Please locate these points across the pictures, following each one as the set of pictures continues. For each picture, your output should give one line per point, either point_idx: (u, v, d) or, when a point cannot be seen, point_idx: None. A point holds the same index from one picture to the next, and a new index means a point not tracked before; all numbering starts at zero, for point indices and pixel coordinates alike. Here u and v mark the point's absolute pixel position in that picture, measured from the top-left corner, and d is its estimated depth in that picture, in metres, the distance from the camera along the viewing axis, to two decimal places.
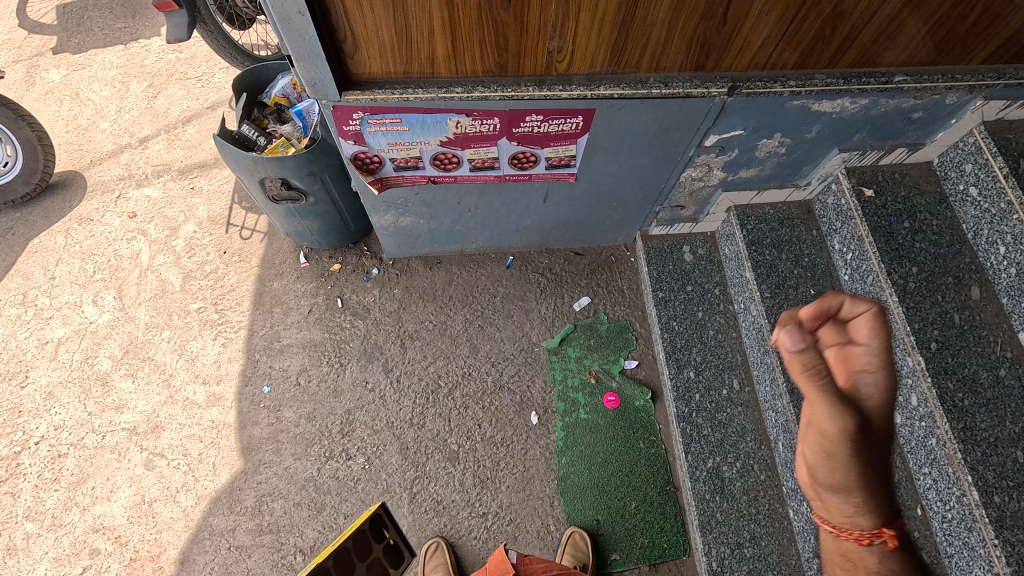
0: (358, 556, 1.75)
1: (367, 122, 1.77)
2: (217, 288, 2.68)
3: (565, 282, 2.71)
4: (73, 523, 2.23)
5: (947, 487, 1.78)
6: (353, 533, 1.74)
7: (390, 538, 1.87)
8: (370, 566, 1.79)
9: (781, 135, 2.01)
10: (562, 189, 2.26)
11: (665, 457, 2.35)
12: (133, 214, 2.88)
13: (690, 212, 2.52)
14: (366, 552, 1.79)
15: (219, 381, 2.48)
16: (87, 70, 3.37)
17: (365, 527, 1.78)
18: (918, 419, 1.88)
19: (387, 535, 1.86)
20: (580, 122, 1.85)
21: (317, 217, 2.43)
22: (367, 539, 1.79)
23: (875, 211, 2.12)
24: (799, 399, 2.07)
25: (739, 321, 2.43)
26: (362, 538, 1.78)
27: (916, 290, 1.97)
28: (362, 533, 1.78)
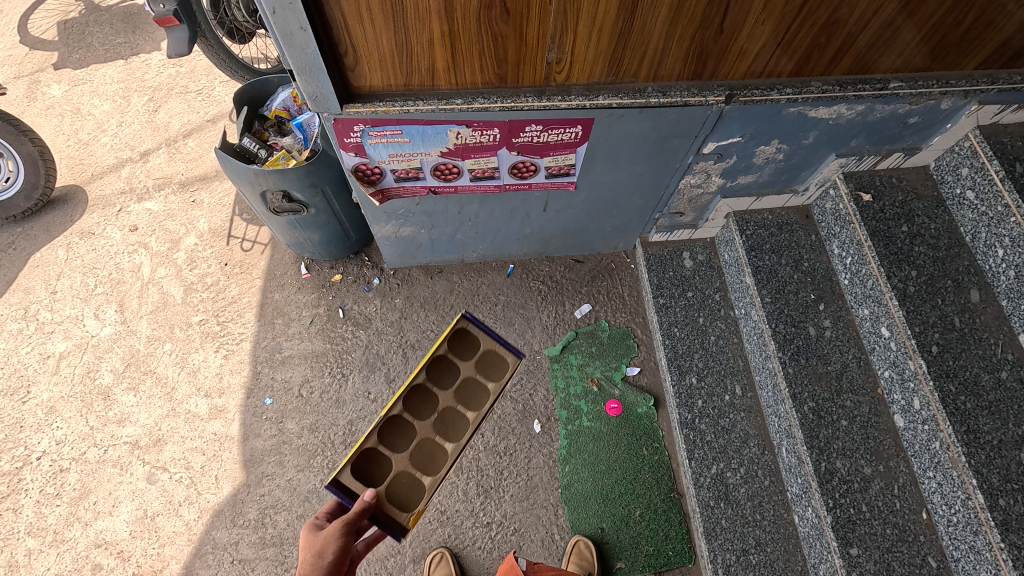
0: (436, 386, 1.70)
1: (367, 135, 1.78)
2: (218, 300, 2.69)
3: (566, 290, 2.72)
4: (75, 538, 2.22)
5: (952, 490, 1.78)
6: (431, 360, 1.68)
7: (477, 351, 1.72)
8: (456, 391, 1.71)
9: (778, 142, 2.03)
10: (561, 197, 2.27)
11: (668, 463, 2.34)
12: (134, 227, 2.89)
13: (689, 219, 2.53)
14: (448, 379, 1.71)
15: (221, 393, 2.48)
16: (87, 84, 3.40)
17: (443, 350, 1.68)
18: (921, 423, 1.89)
19: (474, 338, 1.72)
20: (579, 131, 1.86)
21: (318, 228, 2.44)
22: (446, 371, 1.72)
23: (873, 215, 2.14)
24: (802, 404, 2.07)
25: (740, 327, 2.43)
26: (440, 373, 1.71)
27: (916, 293, 1.98)
28: (442, 359, 1.70)
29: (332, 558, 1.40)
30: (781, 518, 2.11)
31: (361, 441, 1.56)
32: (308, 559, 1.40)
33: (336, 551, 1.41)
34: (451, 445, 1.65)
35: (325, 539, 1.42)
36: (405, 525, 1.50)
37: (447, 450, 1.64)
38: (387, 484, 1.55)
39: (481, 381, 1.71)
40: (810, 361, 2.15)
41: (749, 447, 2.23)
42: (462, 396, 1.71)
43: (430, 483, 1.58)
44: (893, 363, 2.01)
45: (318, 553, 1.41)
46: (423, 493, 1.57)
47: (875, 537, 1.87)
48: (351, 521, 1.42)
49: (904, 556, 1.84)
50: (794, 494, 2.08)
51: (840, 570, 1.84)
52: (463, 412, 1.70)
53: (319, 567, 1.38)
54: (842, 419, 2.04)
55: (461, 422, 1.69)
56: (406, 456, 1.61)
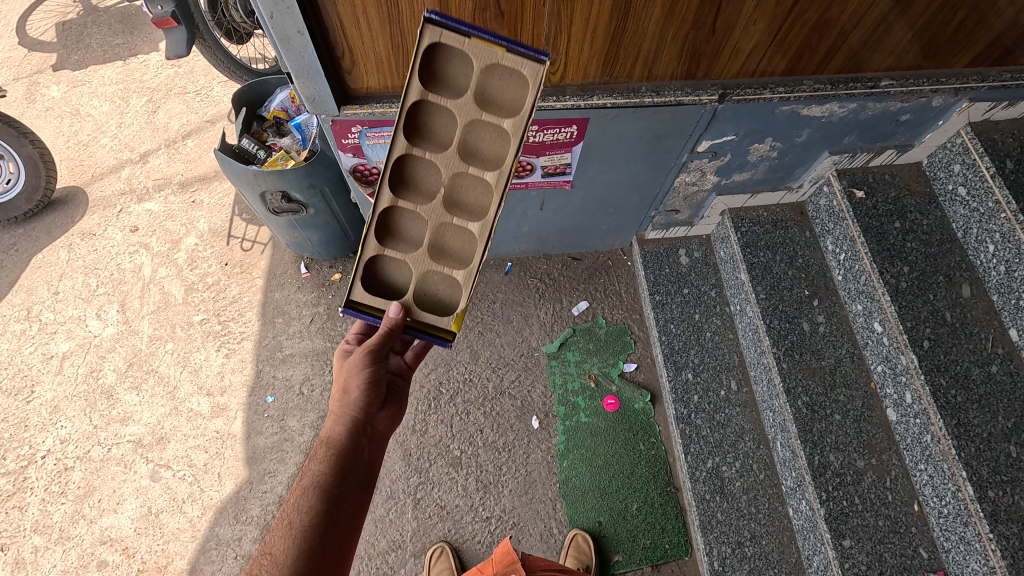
0: (431, 151, 1.30)
1: (366, 136, 1.80)
2: (219, 299, 2.71)
3: (563, 287, 2.75)
4: (80, 535, 2.25)
5: (943, 482, 1.81)
6: (406, 117, 1.25)
7: (474, 72, 1.25)
8: (460, 148, 1.30)
9: (772, 140, 2.05)
10: (558, 196, 2.29)
11: (665, 458, 2.37)
12: (134, 228, 2.91)
13: (685, 216, 2.56)
14: (448, 135, 1.31)
15: (223, 392, 2.50)
16: (87, 85, 3.41)
17: (417, 96, 1.24)
18: (913, 417, 1.92)
19: (464, 54, 1.24)
20: (575, 131, 1.88)
21: (317, 228, 2.47)
22: (438, 119, 1.30)
23: (867, 212, 2.16)
24: (796, 398, 2.10)
25: (736, 322, 2.46)
26: (430, 146, 1.31)
27: (908, 289, 2.01)
28: (425, 112, 1.29)
29: (361, 394, 1.35)
30: (776, 511, 2.14)
31: (359, 253, 1.31)
32: (337, 397, 1.37)
33: (362, 388, 1.35)
34: (476, 219, 1.31)
35: (350, 372, 1.37)
36: (447, 334, 1.31)
37: (473, 227, 1.31)
38: (412, 294, 1.33)
39: (493, 123, 1.28)
40: (804, 356, 2.17)
41: (744, 442, 2.25)
42: (471, 150, 1.31)
43: (464, 278, 1.31)
44: (885, 357, 2.04)
45: (346, 389, 1.37)
46: (462, 290, 1.33)
47: (867, 529, 1.90)
48: (374, 349, 1.32)
49: (896, 548, 1.87)
50: (788, 487, 2.11)
51: (833, 561, 1.88)
52: (481, 168, 1.30)
53: (348, 405, 1.35)
54: (836, 413, 2.07)
55: (484, 176, 1.31)
56: (423, 255, 1.34)
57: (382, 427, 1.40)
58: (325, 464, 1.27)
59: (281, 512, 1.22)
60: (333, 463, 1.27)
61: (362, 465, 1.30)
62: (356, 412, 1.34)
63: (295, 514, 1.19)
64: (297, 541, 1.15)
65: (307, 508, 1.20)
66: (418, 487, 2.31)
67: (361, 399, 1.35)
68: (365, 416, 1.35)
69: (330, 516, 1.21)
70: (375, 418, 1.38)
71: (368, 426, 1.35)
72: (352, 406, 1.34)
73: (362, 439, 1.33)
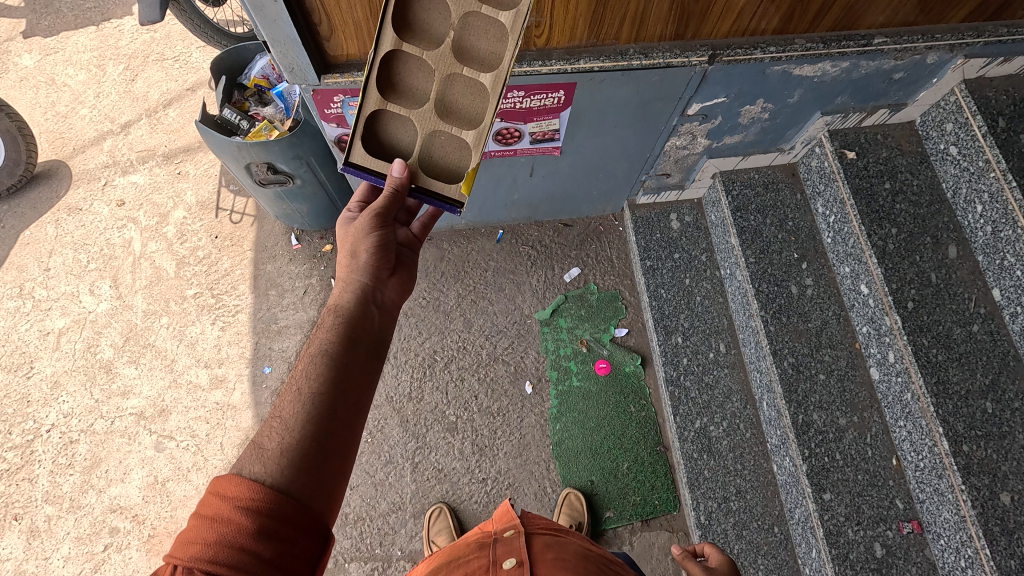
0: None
1: (349, 105, 1.77)
2: (211, 273, 2.71)
3: (555, 254, 2.75)
4: (90, 504, 2.33)
5: (921, 438, 1.88)
6: None
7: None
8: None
9: (763, 101, 2.02)
10: (547, 162, 2.27)
11: (655, 419, 2.44)
12: (121, 201, 2.87)
13: (676, 180, 2.53)
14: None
15: (221, 364, 2.54)
16: (60, 53, 3.29)
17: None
18: (895, 375, 1.97)
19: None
20: (562, 96, 1.85)
21: (306, 199, 2.44)
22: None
23: (857, 173, 2.15)
24: (782, 359, 2.15)
25: (726, 286, 2.48)
26: None
27: (895, 251, 2.02)
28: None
29: (369, 259, 1.30)
30: (760, 467, 2.22)
31: (361, 103, 1.25)
32: (343, 266, 1.30)
33: (370, 254, 1.29)
34: (481, 73, 1.27)
35: (357, 236, 1.30)
36: (456, 197, 1.28)
37: (479, 82, 1.27)
38: (417, 154, 1.30)
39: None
40: (791, 319, 2.21)
41: (731, 402, 2.32)
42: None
43: (470, 132, 1.27)
44: (870, 319, 2.07)
45: (353, 256, 1.30)
46: (467, 146, 1.29)
47: (847, 483, 1.98)
48: (381, 211, 1.27)
49: (874, 499, 1.96)
50: (773, 445, 2.19)
51: (813, 513, 1.96)
52: (489, 14, 1.24)
53: (356, 274, 1.28)
54: (820, 373, 2.12)
55: (492, 27, 1.26)
56: (428, 110, 1.29)
57: (391, 300, 1.34)
58: (335, 329, 1.19)
59: (289, 378, 1.13)
60: (343, 327, 1.20)
61: (372, 331, 1.24)
62: (366, 276, 1.29)
63: (304, 377, 1.10)
64: (312, 399, 1.07)
65: (317, 371, 1.12)
66: (416, 452, 2.39)
67: (369, 267, 1.30)
68: (373, 285, 1.29)
69: (343, 379, 1.13)
70: (383, 288, 1.32)
71: (375, 296, 1.29)
72: (360, 273, 1.28)
73: (370, 307, 1.26)
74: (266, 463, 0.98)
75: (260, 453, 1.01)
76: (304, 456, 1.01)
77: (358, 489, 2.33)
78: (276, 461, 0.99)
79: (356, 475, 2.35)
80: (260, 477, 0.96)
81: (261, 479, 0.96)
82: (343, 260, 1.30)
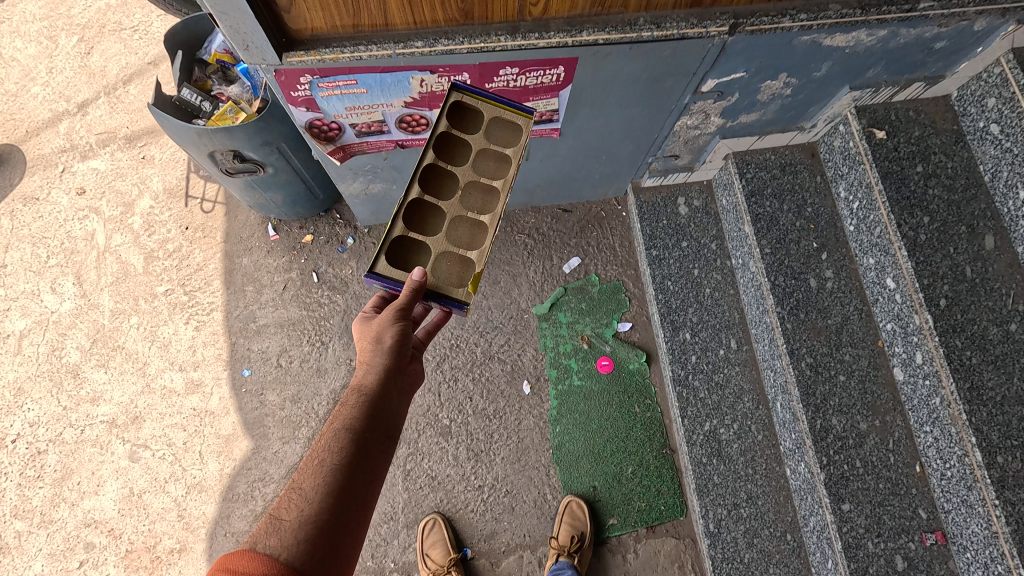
0: (450, 165, 1.47)
1: (318, 86, 1.54)
2: (183, 268, 2.51)
3: (553, 242, 2.55)
4: (63, 519, 2.20)
5: (949, 446, 1.74)
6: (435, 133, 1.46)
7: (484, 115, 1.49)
8: (474, 165, 1.47)
9: (786, 75, 1.79)
10: (545, 145, 2.05)
11: (661, 420, 2.30)
12: (81, 190, 2.64)
13: (685, 161, 2.32)
14: (462, 155, 1.49)
15: (196, 367, 2.37)
16: (6, 23, 2.99)
17: (445, 128, 1.45)
18: (922, 377, 1.82)
19: (477, 112, 1.49)
20: (561, 73, 1.62)
21: (280, 188, 2.23)
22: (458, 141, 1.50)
23: (886, 154, 1.95)
24: (799, 360, 1.99)
25: (737, 277, 2.30)
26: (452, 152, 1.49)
27: (927, 242, 1.84)
28: (448, 139, 1.47)
29: (395, 343, 1.30)
30: (773, 472, 2.10)
31: (388, 231, 1.40)
32: (366, 346, 1.30)
33: (393, 338, 1.30)
34: (487, 217, 1.44)
35: (384, 322, 1.31)
36: (462, 295, 1.35)
37: (485, 224, 1.44)
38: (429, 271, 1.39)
39: (500, 156, 1.47)
40: (809, 315, 2.04)
41: (742, 403, 2.17)
42: (482, 167, 1.48)
43: (476, 258, 1.40)
44: (896, 316, 1.91)
45: (376, 338, 1.30)
46: (474, 268, 1.40)
47: (867, 492, 1.86)
48: (403, 307, 1.29)
49: (895, 509, 1.84)
50: (787, 449, 2.06)
51: (831, 525, 1.85)
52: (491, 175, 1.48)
53: (377, 356, 1.29)
54: (840, 374, 1.97)
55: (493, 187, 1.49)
56: (441, 238, 1.42)
57: (410, 382, 1.35)
58: (355, 409, 1.21)
59: (312, 446, 1.17)
60: (363, 408, 1.21)
61: (390, 414, 1.25)
62: (392, 357, 1.29)
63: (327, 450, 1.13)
64: (329, 477, 1.10)
65: (338, 449, 1.15)
66: (407, 458, 2.25)
67: (390, 353, 1.29)
68: (395, 367, 1.30)
69: (361, 456, 1.16)
70: (403, 373, 1.33)
71: (394, 379, 1.29)
72: (383, 356, 1.28)
73: (390, 391, 1.27)
74: (282, 538, 1.01)
75: (277, 525, 1.03)
76: (319, 532, 1.04)
77: None
78: (292, 535, 1.01)
79: None
80: (275, 550, 0.99)
81: (276, 553, 0.99)
82: (365, 343, 1.30)
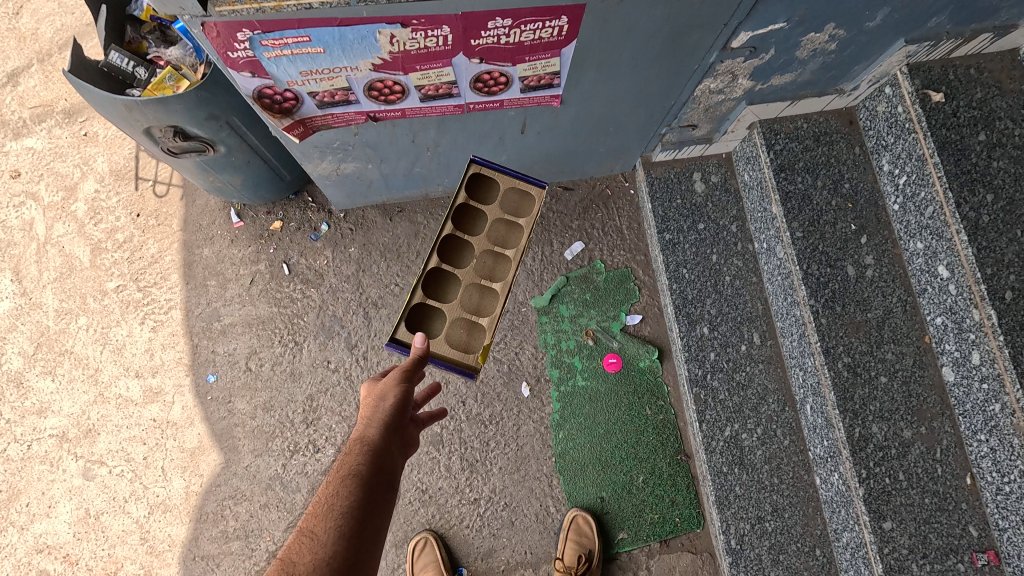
0: (466, 232, 1.46)
1: (261, 45, 1.23)
2: (135, 261, 2.22)
3: (553, 226, 2.27)
4: (12, 544, 1.98)
5: (1009, 459, 1.53)
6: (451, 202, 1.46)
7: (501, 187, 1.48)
8: (489, 232, 1.46)
9: (835, 26, 1.49)
10: (543, 115, 1.75)
11: (675, 423, 2.08)
12: (16, 172, 2.32)
13: (703, 132, 2.02)
14: (477, 223, 1.48)
15: (155, 373, 2.11)
16: None
17: (463, 199, 1.46)
18: (979, 380, 1.59)
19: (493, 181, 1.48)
20: (565, 25, 1.32)
21: (237, 170, 1.92)
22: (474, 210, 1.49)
23: (944, 121, 1.66)
24: (835, 360, 1.75)
25: (761, 263, 2.05)
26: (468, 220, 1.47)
27: (991, 224, 1.58)
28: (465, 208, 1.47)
29: (399, 395, 1.19)
30: (801, 481, 1.89)
31: (407, 300, 1.38)
32: (369, 402, 1.19)
33: (398, 395, 1.19)
34: (499, 284, 1.43)
35: (388, 380, 1.21)
36: (472, 364, 1.33)
37: (497, 290, 1.42)
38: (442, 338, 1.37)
39: (513, 222, 1.47)
40: (847, 308, 1.79)
41: (767, 404, 1.95)
42: (496, 236, 1.47)
43: (488, 325, 1.38)
44: (948, 309, 1.67)
45: (379, 395, 1.19)
46: (485, 335, 1.38)
47: (911, 508, 1.65)
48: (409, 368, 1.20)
49: (943, 527, 1.63)
50: (818, 456, 1.84)
51: (870, 546, 1.64)
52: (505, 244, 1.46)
53: (381, 409, 1.16)
54: (882, 375, 1.74)
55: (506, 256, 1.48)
56: (455, 304, 1.40)
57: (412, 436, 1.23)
58: (360, 461, 1.07)
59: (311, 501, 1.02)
60: (368, 460, 1.07)
61: (394, 470, 1.12)
62: (397, 409, 1.18)
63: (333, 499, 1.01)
64: (338, 528, 0.97)
65: (343, 498, 1.01)
66: None
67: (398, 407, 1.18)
68: (400, 420, 1.18)
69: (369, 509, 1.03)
70: (406, 431, 1.20)
71: (398, 436, 1.16)
72: (387, 409, 1.16)
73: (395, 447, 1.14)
74: None
75: None
76: None
77: None
78: None
79: None
80: None
81: None
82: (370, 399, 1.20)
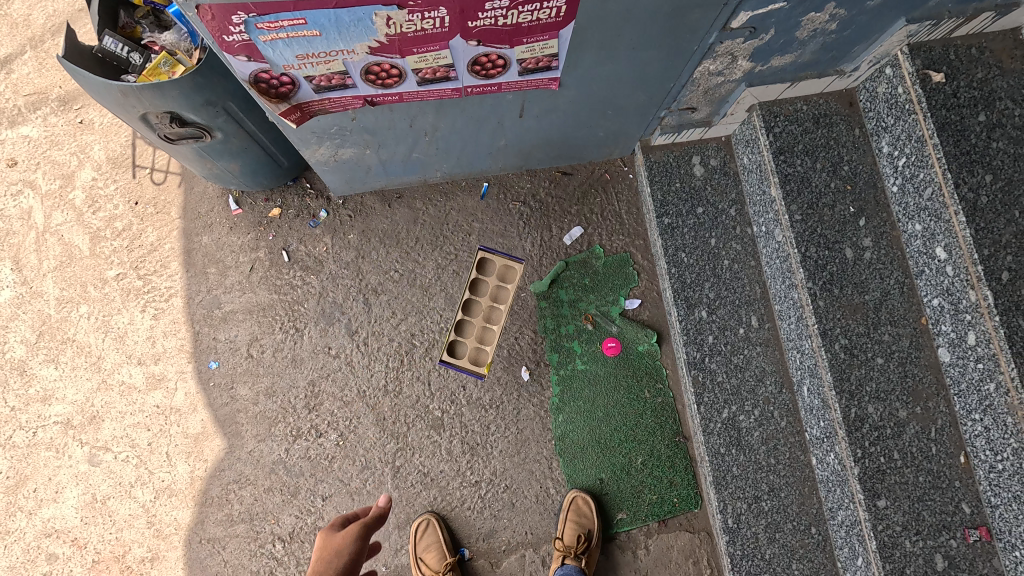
0: None
1: (256, 28, 1.22)
2: (135, 249, 2.22)
3: (552, 211, 2.27)
4: (21, 529, 2.01)
5: (1003, 437, 1.55)
6: None
7: None
8: None
9: (835, 5, 1.48)
10: (542, 98, 1.74)
11: (673, 405, 2.10)
12: (12, 161, 2.31)
13: (702, 115, 2.01)
14: None
15: (157, 360, 2.12)
16: None
17: None
18: (974, 361, 1.61)
19: None
20: (563, 6, 1.30)
21: (234, 156, 1.91)
22: None
23: (944, 101, 1.65)
24: (833, 342, 1.77)
25: (759, 247, 2.05)
26: None
27: (989, 205, 1.59)
28: None
29: (352, 554, 1.41)
30: (797, 461, 1.91)
31: None
32: (326, 553, 1.41)
33: (353, 550, 1.42)
34: None
35: (342, 539, 1.44)
36: None
37: None
38: None
39: None
40: (845, 291, 1.80)
41: (764, 386, 1.97)
42: None
43: None
44: (945, 290, 1.68)
45: (337, 548, 1.43)
46: None
47: (906, 487, 1.67)
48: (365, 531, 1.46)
49: (936, 505, 1.66)
50: (814, 437, 1.86)
51: (864, 523, 1.67)
52: None
53: (336, 560, 1.39)
54: (878, 356, 1.75)
55: None
56: None
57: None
58: None
59: None
60: None
61: None
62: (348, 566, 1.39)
63: None
64: None
65: None
66: (397, 454, 2.05)
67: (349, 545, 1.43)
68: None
69: None
70: None
71: None
72: (336, 565, 1.38)
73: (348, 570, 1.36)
74: None
75: None
76: None
77: (331, 500, 2.01)
78: None
79: (328, 484, 2.02)
80: None
81: None
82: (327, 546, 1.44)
